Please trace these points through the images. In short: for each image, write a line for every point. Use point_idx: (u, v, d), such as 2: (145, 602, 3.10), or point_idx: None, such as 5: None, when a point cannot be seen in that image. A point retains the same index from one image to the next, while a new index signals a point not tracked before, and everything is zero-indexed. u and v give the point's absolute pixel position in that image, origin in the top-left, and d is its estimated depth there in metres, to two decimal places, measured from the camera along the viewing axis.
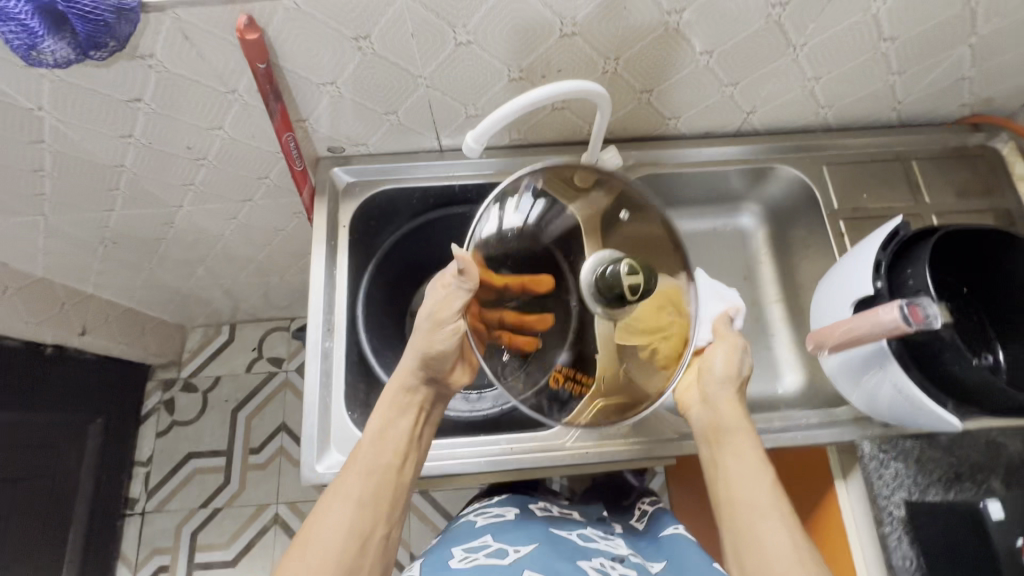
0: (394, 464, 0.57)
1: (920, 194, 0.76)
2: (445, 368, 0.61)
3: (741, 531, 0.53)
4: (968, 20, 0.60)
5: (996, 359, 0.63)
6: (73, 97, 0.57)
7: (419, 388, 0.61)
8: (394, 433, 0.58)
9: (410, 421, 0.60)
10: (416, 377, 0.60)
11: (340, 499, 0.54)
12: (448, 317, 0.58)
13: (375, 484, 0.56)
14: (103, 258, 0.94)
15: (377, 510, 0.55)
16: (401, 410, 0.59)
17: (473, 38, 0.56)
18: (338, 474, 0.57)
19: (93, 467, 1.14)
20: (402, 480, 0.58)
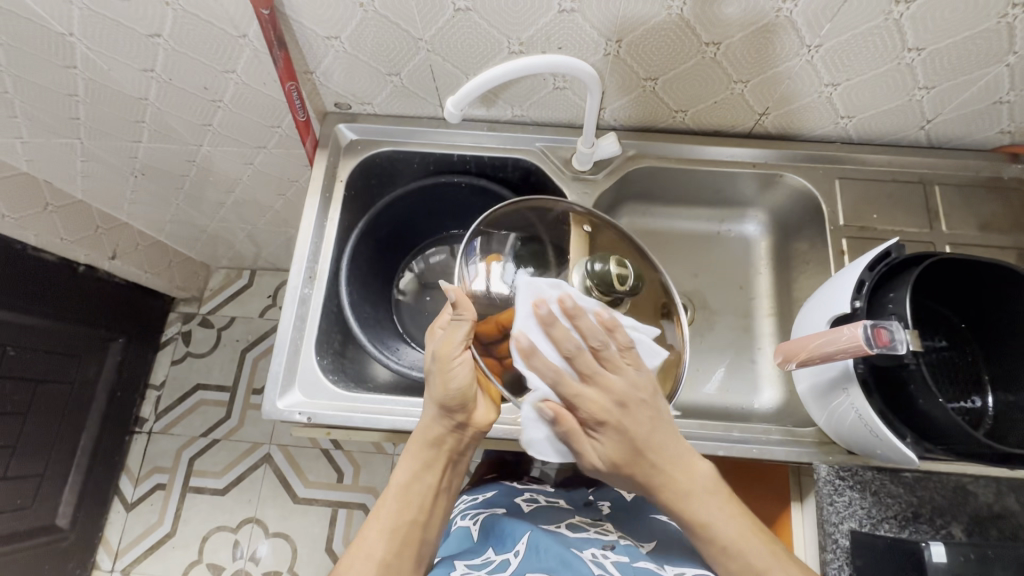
0: (418, 519, 0.55)
1: (937, 221, 0.71)
2: (468, 415, 0.56)
3: None
4: (1004, 37, 0.55)
5: (984, 403, 0.59)
6: (100, 25, 0.62)
7: (446, 439, 0.56)
8: (419, 487, 0.56)
9: (435, 475, 0.57)
10: (442, 427, 0.56)
11: (361, 561, 0.52)
12: (458, 356, 0.53)
13: (399, 542, 0.54)
14: (135, 189, 0.99)
15: (400, 570, 0.53)
16: (426, 463, 0.56)
17: (471, 4, 0.56)
18: (361, 526, 0.55)
19: (109, 382, 1.20)
20: (425, 534, 0.56)
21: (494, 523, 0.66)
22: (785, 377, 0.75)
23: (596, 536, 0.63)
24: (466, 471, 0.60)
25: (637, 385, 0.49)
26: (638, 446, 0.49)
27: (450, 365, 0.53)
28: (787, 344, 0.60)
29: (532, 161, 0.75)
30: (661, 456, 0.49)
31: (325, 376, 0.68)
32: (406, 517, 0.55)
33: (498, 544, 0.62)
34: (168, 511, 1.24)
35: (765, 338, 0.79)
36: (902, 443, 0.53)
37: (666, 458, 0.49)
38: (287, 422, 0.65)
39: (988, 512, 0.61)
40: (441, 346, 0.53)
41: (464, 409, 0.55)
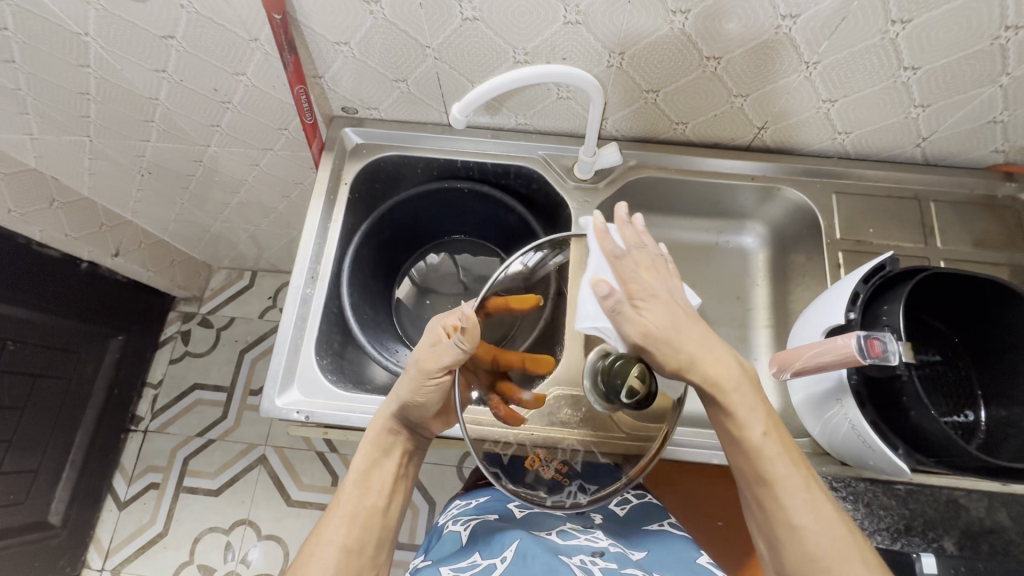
0: (379, 504, 0.58)
1: (932, 237, 0.72)
2: (424, 417, 0.61)
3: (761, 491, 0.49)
4: (997, 59, 0.57)
5: (976, 417, 0.59)
6: (115, 26, 0.64)
7: (400, 431, 0.61)
8: (379, 474, 0.59)
9: (395, 463, 0.61)
10: (398, 419, 0.60)
11: (325, 547, 0.54)
12: (437, 371, 0.56)
13: (360, 528, 0.56)
14: (140, 187, 1.00)
15: (363, 554, 0.55)
16: (384, 451, 0.60)
17: (478, 14, 0.57)
18: (321, 517, 0.57)
19: (107, 378, 1.20)
20: (386, 521, 0.58)
21: (483, 528, 0.65)
22: (780, 388, 0.76)
23: (585, 543, 0.63)
24: (419, 464, 0.65)
25: (677, 292, 0.53)
26: (679, 326, 0.51)
27: (427, 376, 0.56)
28: (782, 354, 0.60)
29: (534, 168, 0.76)
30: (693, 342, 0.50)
31: (325, 376, 0.69)
32: (368, 502, 0.58)
33: (486, 549, 0.62)
34: (161, 511, 1.24)
35: (761, 349, 0.80)
36: (896, 454, 0.53)
37: (699, 346, 0.51)
38: (286, 420, 0.65)
39: (980, 526, 0.61)
40: (426, 358, 0.56)
41: (423, 410, 0.59)
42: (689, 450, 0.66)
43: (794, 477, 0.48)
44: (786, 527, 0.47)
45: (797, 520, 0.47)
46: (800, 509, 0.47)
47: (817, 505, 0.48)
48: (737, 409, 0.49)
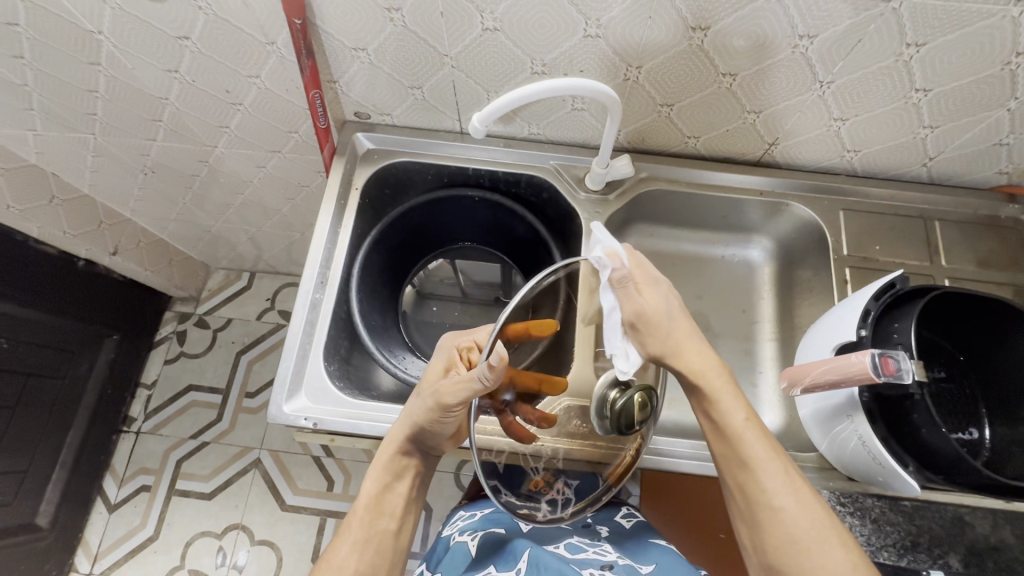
0: (390, 529, 0.60)
1: (936, 255, 0.73)
2: (437, 439, 0.61)
3: (743, 487, 0.52)
4: (1007, 83, 0.58)
5: (981, 435, 0.60)
6: (129, 25, 0.63)
7: (412, 453, 0.61)
8: (389, 497, 0.61)
9: (405, 486, 0.62)
10: (410, 443, 0.60)
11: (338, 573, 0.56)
12: (455, 405, 0.55)
13: (371, 552, 0.58)
14: (143, 186, 0.99)
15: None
16: (396, 475, 0.61)
17: (499, 24, 0.58)
18: (333, 540, 0.60)
19: (101, 378, 1.18)
20: (397, 545, 0.61)
21: (492, 542, 0.65)
22: (786, 402, 0.76)
23: (594, 556, 0.63)
24: (429, 480, 0.65)
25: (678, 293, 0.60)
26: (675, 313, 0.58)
27: (444, 408, 0.56)
28: (792, 370, 0.61)
29: (546, 178, 0.76)
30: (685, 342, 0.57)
31: (333, 383, 0.68)
32: (379, 526, 0.60)
33: (500, 561, 0.61)
34: (152, 514, 1.22)
35: (767, 361, 0.81)
36: (905, 472, 0.53)
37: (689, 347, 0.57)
38: (292, 427, 0.65)
39: (985, 544, 0.62)
40: (445, 388, 0.55)
41: (436, 434, 0.59)
42: (699, 463, 0.65)
43: (776, 470, 0.51)
44: (764, 508, 0.50)
45: (777, 503, 0.50)
46: (779, 490, 0.50)
47: (797, 489, 0.51)
48: (717, 399, 0.55)
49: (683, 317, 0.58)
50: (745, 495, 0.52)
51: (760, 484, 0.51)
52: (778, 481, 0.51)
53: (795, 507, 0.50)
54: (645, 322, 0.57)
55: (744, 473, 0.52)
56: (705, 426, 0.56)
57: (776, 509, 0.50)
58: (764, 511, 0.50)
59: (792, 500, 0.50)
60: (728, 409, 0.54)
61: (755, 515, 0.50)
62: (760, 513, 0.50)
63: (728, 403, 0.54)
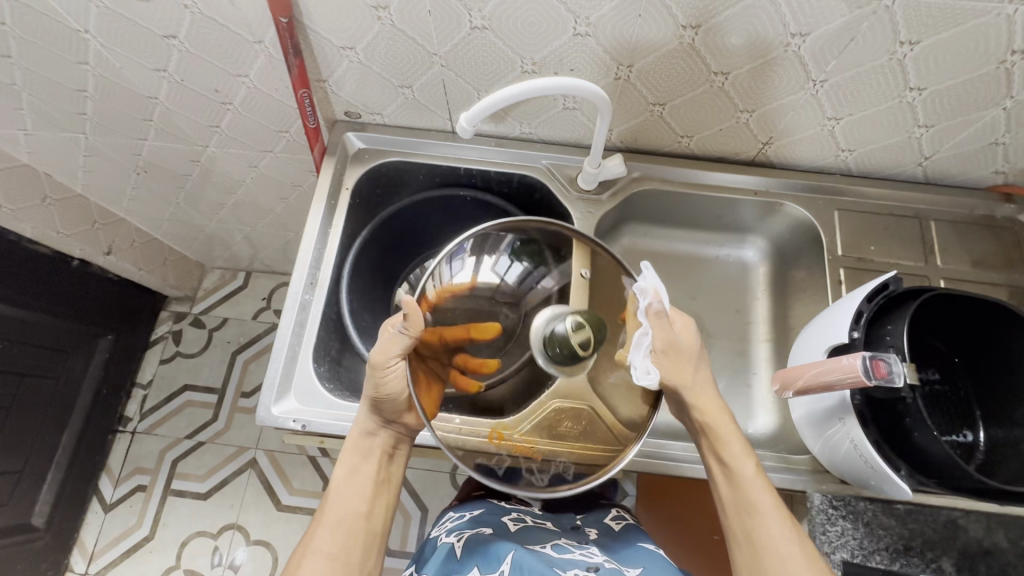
0: (361, 511, 0.59)
1: (932, 256, 0.73)
2: (396, 413, 0.60)
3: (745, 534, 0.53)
4: (1002, 82, 0.57)
5: (975, 438, 0.60)
6: (116, 24, 0.63)
7: (377, 432, 0.61)
8: (361, 480, 0.60)
9: (374, 467, 0.61)
10: (374, 421, 0.61)
11: (312, 558, 0.56)
12: (388, 363, 0.58)
13: (343, 534, 0.57)
14: (135, 185, 0.99)
15: (350, 560, 0.57)
16: (363, 455, 0.60)
17: (488, 23, 0.57)
18: (310, 528, 0.59)
19: (96, 378, 1.18)
20: (370, 527, 0.59)
21: (477, 542, 0.65)
22: (779, 404, 0.76)
23: (580, 558, 0.62)
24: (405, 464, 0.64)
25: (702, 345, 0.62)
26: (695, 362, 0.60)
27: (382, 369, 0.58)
28: (784, 372, 0.60)
29: (538, 178, 0.75)
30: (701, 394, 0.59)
31: (321, 384, 0.68)
32: (350, 509, 0.58)
33: (483, 563, 0.61)
34: (147, 514, 1.21)
35: (761, 362, 0.80)
36: (897, 475, 0.53)
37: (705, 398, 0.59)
38: (280, 429, 0.64)
39: (978, 547, 0.61)
40: (378, 353, 0.57)
41: (393, 407, 0.59)
42: (689, 466, 0.65)
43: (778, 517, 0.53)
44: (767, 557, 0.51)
45: (781, 552, 0.51)
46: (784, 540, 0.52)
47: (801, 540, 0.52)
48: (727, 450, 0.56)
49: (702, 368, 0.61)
50: (750, 540, 0.53)
51: (763, 531, 0.52)
52: (783, 529, 0.52)
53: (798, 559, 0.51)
54: (673, 356, 0.59)
55: (751, 519, 0.53)
56: (713, 470, 0.57)
57: (779, 557, 0.51)
58: (769, 558, 0.51)
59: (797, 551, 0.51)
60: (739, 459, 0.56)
61: (759, 561, 0.52)
62: (764, 559, 0.51)
63: (738, 450, 0.56)
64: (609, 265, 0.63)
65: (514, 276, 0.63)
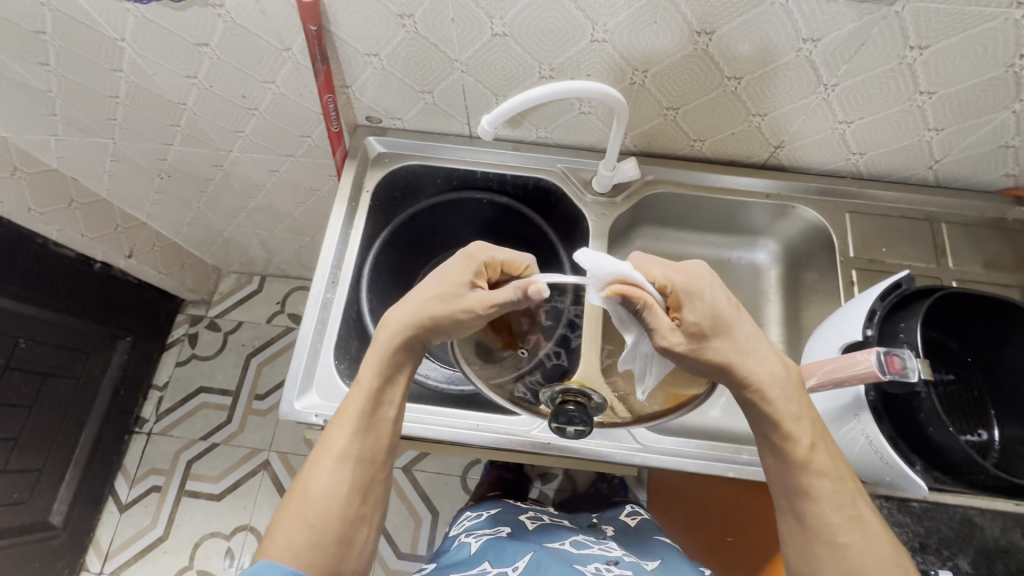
0: (388, 421, 0.57)
1: (944, 258, 0.74)
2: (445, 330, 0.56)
3: (798, 518, 0.52)
4: (1011, 86, 0.58)
5: (990, 437, 0.60)
6: (150, 33, 0.65)
7: (414, 345, 0.56)
8: (388, 387, 0.57)
9: (404, 381, 0.57)
10: (411, 328, 0.56)
11: (336, 457, 0.54)
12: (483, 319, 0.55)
13: (369, 441, 0.55)
14: (158, 190, 1.01)
15: (374, 462, 0.56)
16: (396, 367, 0.57)
17: (508, 30, 0.59)
18: (329, 427, 0.56)
19: (115, 379, 1.20)
20: (394, 436, 0.58)
21: (495, 540, 0.66)
22: None
23: (598, 552, 0.63)
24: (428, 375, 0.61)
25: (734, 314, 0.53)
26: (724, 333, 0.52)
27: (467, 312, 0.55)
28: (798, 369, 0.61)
29: (553, 181, 0.77)
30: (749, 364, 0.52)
31: (342, 381, 0.69)
32: (377, 417, 0.56)
33: (495, 559, 0.62)
34: (162, 515, 1.23)
35: None
36: (913, 471, 0.54)
37: (755, 370, 0.52)
38: (302, 423, 0.66)
39: (995, 546, 0.61)
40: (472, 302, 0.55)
41: (443, 320, 0.55)
42: (704, 463, 0.65)
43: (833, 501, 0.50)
44: (825, 545, 0.50)
45: (840, 539, 0.50)
46: (837, 520, 0.50)
47: (861, 521, 0.50)
48: (784, 430, 0.51)
49: (738, 331, 0.53)
50: (803, 522, 0.51)
51: (819, 514, 0.50)
52: (842, 515, 0.50)
53: (855, 547, 0.49)
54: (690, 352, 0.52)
55: (806, 504, 0.51)
56: (764, 449, 0.54)
57: (833, 544, 0.50)
58: (824, 545, 0.50)
59: (856, 535, 0.50)
60: (796, 438, 0.51)
61: (810, 543, 0.51)
62: (817, 544, 0.50)
63: (795, 430, 0.51)
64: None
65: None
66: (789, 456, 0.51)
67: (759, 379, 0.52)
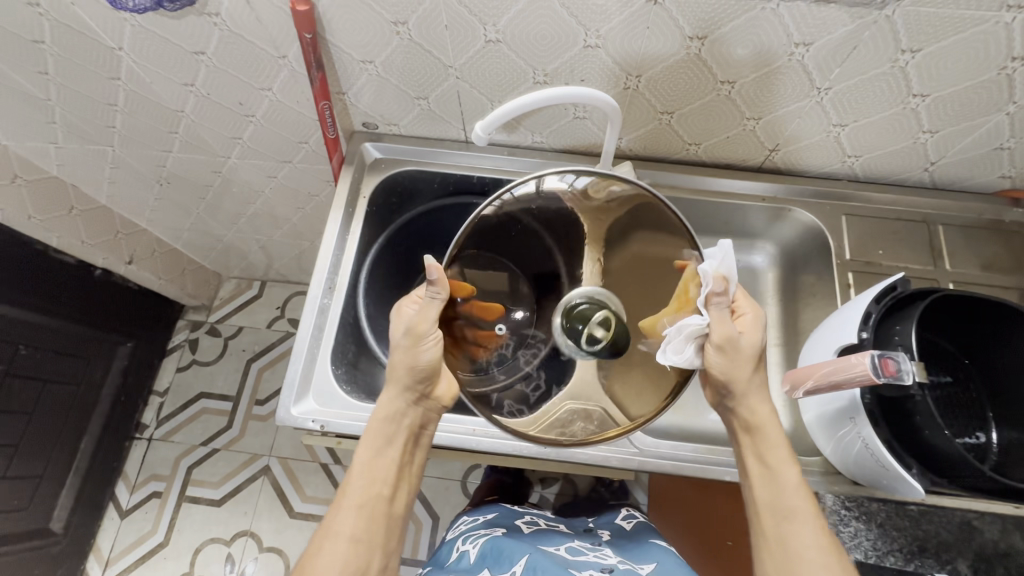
0: (384, 495, 0.59)
1: (941, 260, 0.74)
2: (428, 387, 0.60)
3: (776, 539, 0.53)
4: (1004, 88, 0.58)
5: (988, 439, 0.60)
6: (147, 42, 0.66)
7: (404, 414, 0.61)
8: (383, 464, 0.60)
9: (398, 451, 0.61)
10: (402, 403, 0.60)
11: (334, 539, 0.56)
12: (428, 330, 0.58)
13: (366, 518, 0.57)
14: (158, 196, 1.02)
15: (373, 541, 0.57)
16: (387, 438, 0.60)
17: (502, 36, 0.59)
18: (331, 509, 0.59)
19: (115, 385, 1.20)
20: (392, 511, 0.59)
21: (491, 545, 0.66)
22: (790, 406, 0.76)
23: (594, 560, 0.63)
24: (429, 448, 0.64)
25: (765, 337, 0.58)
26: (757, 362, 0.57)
27: (422, 337, 0.58)
28: (795, 372, 0.61)
29: None
30: (753, 401, 0.57)
31: (340, 386, 0.70)
32: (372, 492, 0.58)
33: (495, 564, 0.62)
34: (162, 520, 1.23)
35: (772, 367, 0.80)
36: (908, 473, 0.53)
37: (757, 407, 0.57)
38: (300, 429, 0.66)
39: (994, 549, 0.61)
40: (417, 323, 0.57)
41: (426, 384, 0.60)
42: (701, 467, 0.65)
43: (811, 528, 0.52)
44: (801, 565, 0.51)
45: (817, 562, 0.51)
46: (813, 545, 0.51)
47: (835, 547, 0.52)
48: (774, 453, 0.55)
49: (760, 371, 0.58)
50: (782, 547, 0.52)
51: (796, 538, 0.52)
52: (816, 538, 0.52)
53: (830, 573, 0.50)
54: (731, 352, 0.56)
55: (786, 525, 0.53)
56: (753, 470, 0.57)
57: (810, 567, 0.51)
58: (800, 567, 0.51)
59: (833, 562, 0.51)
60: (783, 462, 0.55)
61: (787, 565, 0.51)
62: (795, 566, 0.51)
63: (782, 456, 0.55)
64: (629, 261, 0.64)
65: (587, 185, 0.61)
66: (775, 477, 0.55)
67: (759, 415, 0.57)
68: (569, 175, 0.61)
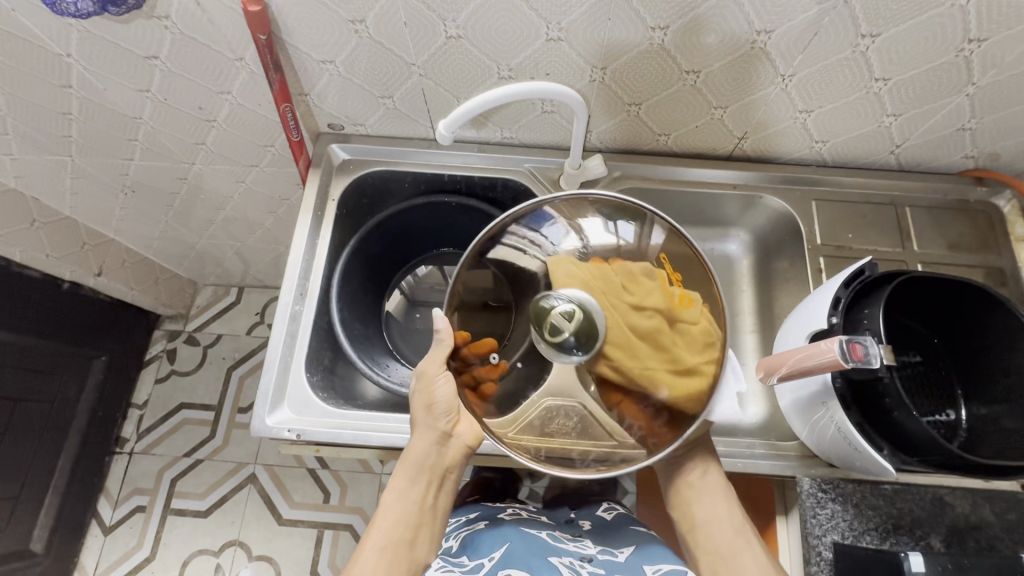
0: (407, 538, 0.57)
1: (909, 241, 0.75)
2: (448, 422, 0.60)
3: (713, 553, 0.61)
4: (964, 69, 0.59)
5: (957, 416, 0.61)
6: (96, 46, 0.64)
7: (430, 457, 0.59)
8: (406, 501, 0.58)
9: (421, 493, 0.59)
10: (429, 442, 0.59)
11: None
12: (439, 370, 0.59)
13: (388, 562, 0.54)
14: (123, 205, 0.99)
15: None
16: (411, 479, 0.58)
17: (462, 32, 0.58)
18: (352, 555, 0.56)
19: (91, 399, 1.17)
20: (416, 556, 0.56)
21: (471, 538, 0.67)
22: (768, 392, 0.77)
23: (574, 547, 0.64)
24: (455, 493, 0.62)
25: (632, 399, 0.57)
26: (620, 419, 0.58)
27: (433, 377, 0.59)
28: (768, 359, 0.61)
29: (520, 181, 0.77)
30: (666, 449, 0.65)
31: (315, 394, 0.69)
32: (398, 536, 0.56)
33: (472, 552, 0.64)
34: (148, 535, 1.21)
35: (749, 353, 0.81)
36: (880, 455, 0.55)
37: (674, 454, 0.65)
38: (276, 439, 0.65)
39: (966, 523, 0.63)
40: (427, 364, 0.60)
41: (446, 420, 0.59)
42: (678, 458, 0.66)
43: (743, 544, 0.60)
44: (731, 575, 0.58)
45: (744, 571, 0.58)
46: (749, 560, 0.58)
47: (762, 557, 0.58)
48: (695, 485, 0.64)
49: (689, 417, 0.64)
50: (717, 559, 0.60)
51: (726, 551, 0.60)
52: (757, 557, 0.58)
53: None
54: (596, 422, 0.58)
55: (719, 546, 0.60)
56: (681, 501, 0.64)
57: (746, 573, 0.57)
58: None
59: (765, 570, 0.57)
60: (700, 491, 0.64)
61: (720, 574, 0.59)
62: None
63: (707, 493, 0.63)
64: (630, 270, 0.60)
65: (631, 233, 0.60)
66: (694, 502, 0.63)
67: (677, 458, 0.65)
68: (614, 220, 0.60)
